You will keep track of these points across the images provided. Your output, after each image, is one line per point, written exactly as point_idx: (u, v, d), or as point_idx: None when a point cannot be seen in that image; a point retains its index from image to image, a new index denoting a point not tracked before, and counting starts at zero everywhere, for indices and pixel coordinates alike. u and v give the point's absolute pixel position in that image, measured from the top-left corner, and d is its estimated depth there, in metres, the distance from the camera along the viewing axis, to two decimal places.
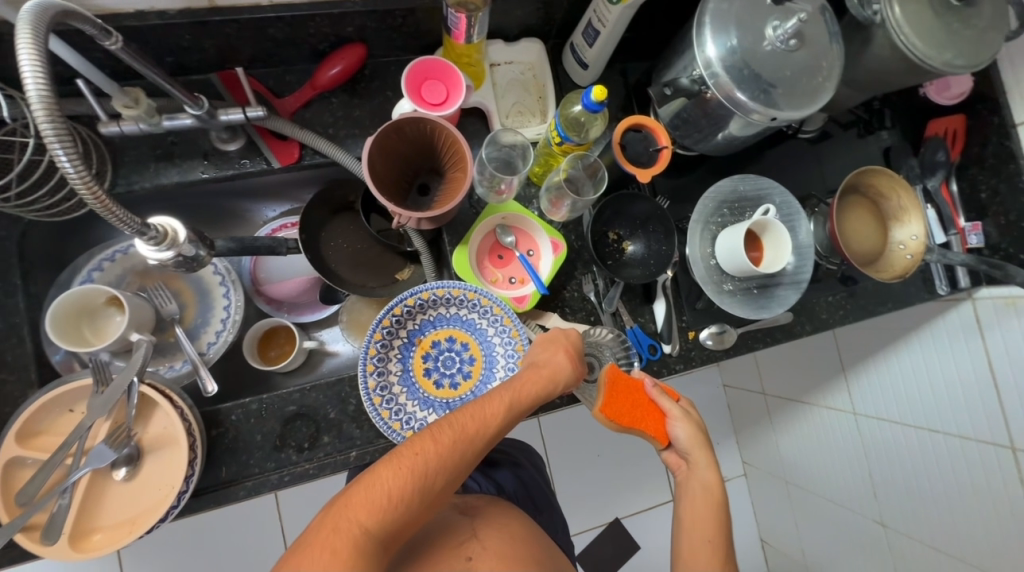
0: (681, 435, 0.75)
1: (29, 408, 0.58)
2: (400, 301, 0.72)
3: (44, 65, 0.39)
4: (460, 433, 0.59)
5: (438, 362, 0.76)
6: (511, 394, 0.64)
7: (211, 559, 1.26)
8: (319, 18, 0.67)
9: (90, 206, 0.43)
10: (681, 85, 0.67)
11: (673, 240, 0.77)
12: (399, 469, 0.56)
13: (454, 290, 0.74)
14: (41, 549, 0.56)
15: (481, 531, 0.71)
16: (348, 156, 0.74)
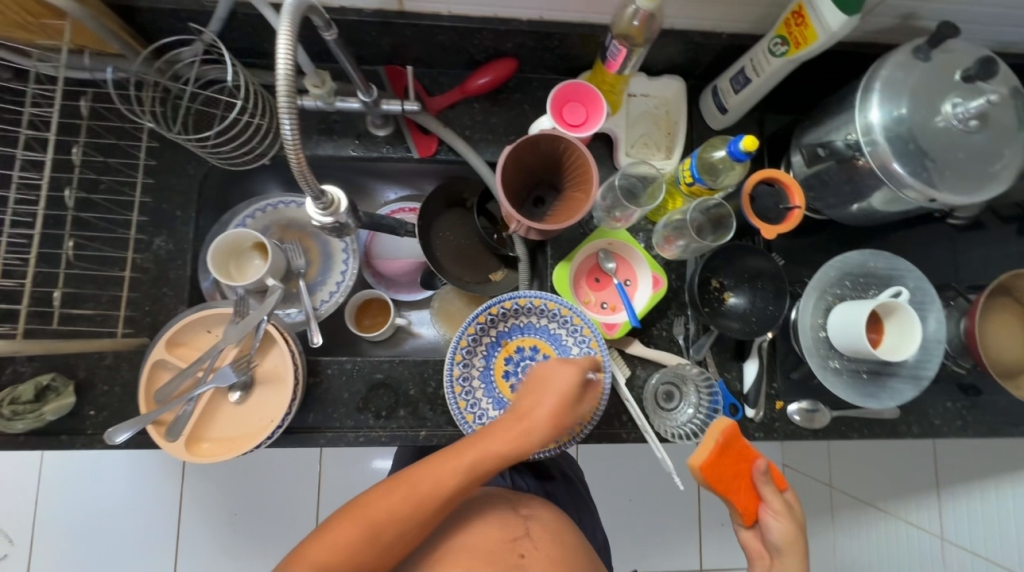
0: (775, 527, 0.68)
1: (181, 321, 0.68)
2: (496, 302, 0.75)
3: (293, 46, 0.46)
4: (460, 463, 0.62)
5: (517, 368, 0.79)
6: (512, 429, 0.65)
7: (261, 491, 1.38)
8: (485, 32, 0.73)
9: (291, 166, 0.49)
10: (837, 147, 0.66)
11: (783, 302, 0.73)
12: (403, 485, 0.61)
13: (548, 303, 0.76)
14: (163, 442, 0.65)
15: (534, 528, 0.74)
16: (478, 158, 0.80)
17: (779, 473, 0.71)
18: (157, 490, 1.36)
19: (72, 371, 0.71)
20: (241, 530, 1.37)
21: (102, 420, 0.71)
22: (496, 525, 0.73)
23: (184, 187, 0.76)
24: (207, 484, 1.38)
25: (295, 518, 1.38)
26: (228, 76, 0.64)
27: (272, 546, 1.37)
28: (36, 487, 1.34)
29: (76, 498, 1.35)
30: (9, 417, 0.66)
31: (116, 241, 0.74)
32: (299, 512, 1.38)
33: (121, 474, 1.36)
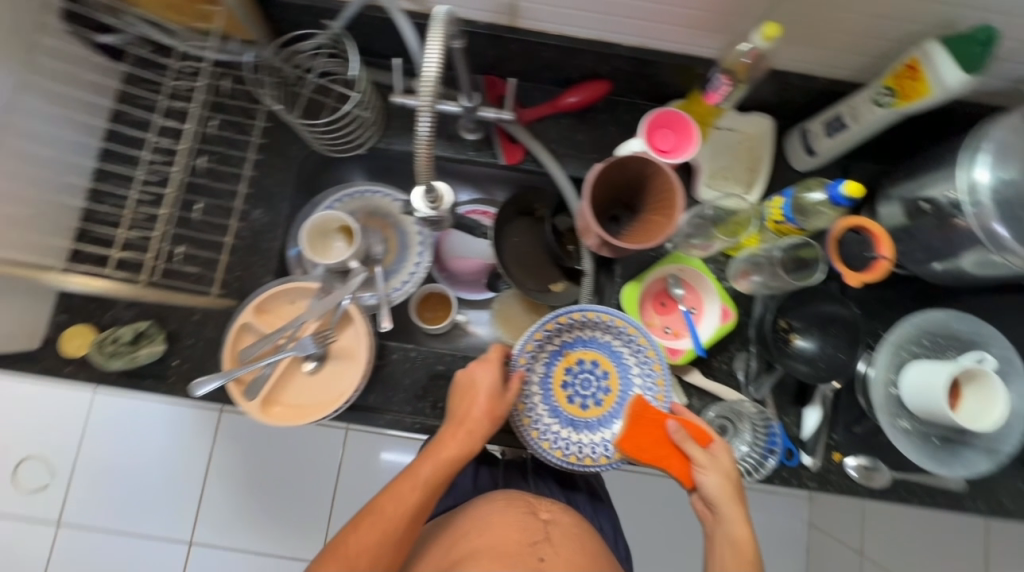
0: (713, 484, 0.66)
1: (272, 289, 0.73)
2: (563, 313, 0.75)
3: (441, 53, 0.49)
4: (451, 455, 0.67)
5: (576, 380, 0.79)
6: (474, 426, 0.68)
7: (289, 461, 1.42)
8: (587, 53, 0.76)
9: (418, 161, 0.54)
10: (941, 204, 0.65)
11: (856, 352, 0.73)
12: (413, 483, 0.66)
13: (616, 320, 0.76)
14: (241, 400, 0.69)
15: (554, 535, 0.74)
16: (560, 171, 0.82)
17: (694, 424, 0.70)
18: (191, 447, 1.41)
19: (163, 321, 0.77)
20: (265, 497, 1.41)
21: (184, 370, 0.76)
22: (516, 526, 0.73)
23: (286, 166, 0.81)
24: (239, 448, 1.42)
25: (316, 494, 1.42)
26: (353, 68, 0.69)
27: (292, 516, 1.41)
28: (80, 427, 1.39)
29: (114, 444, 1.40)
30: (109, 355, 0.72)
31: (218, 208, 0.80)
32: (321, 488, 1.42)
33: (161, 426, 1.41)
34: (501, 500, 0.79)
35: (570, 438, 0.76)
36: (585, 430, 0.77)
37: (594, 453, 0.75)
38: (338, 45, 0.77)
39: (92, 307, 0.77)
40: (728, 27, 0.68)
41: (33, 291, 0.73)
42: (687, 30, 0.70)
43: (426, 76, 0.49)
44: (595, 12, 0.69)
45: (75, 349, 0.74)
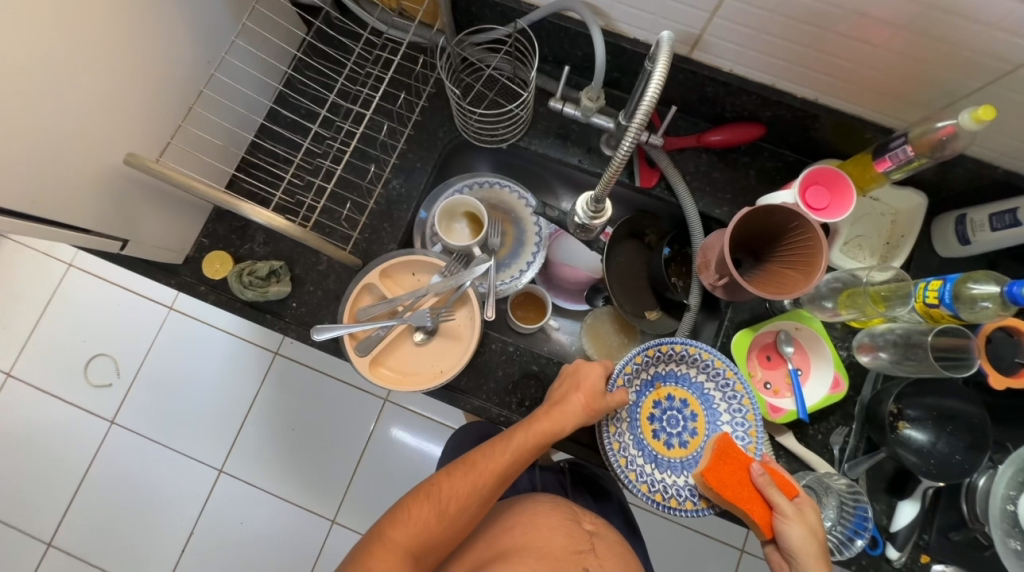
0: (798, 539, 0.64)
1: (401, 258, 0.77)
2: (661, 344, 0.75)
3: (664, 80, 0.48)
4: (548, 432, 0.68)
5: (663, 418, 0.78)
6: (577, 413, 0.69)
7: (327, 420, 1.43)
8: (753, 96, 0.76)
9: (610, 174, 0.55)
10: None
11: (977, 458, 0.68)
12: (509, 448, 0.67)
13: (715, 360, 0.75)
14: (352, 354, 0.72)
15: (599, 548, 0.71)
16: (693, 204, 0.82)
17: (779, 473, 0.68)
18: (241, 384, 1.44)
19: (292, 264, 0.82)
20: (297, 449, 1.42)
21: (299, 313, 0.80)
22: (561, 532, 0.70)
23: (432, 145, 0.86)
24: (284, 395, 1.44)
25: (344, 461, 1.41)
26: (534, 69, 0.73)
27: (318, 475, 1.41)
28: (149, 339, 1.45)
29: (174, 362, 1.44)
30: (245, 285, 0.77)
31: (360, 171, 0.84)
32: (349, 455, 1.42)
33: (219, 355, 1.45)
34: (544, 500, 0.76)
35: (655, 476, 0.75)
36: (670, 470, 0.76)
37: (681, 496, 0.74)
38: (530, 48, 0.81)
39: (232, 237, 0.83)
40: (911, 100, 0.67)
41: (189, 210, 0.79)
42: (867, 94, 0.69)
43: (647, 100, 0.48)
44: (777, 59, 0.69)
45: (214, 272, 0.80)
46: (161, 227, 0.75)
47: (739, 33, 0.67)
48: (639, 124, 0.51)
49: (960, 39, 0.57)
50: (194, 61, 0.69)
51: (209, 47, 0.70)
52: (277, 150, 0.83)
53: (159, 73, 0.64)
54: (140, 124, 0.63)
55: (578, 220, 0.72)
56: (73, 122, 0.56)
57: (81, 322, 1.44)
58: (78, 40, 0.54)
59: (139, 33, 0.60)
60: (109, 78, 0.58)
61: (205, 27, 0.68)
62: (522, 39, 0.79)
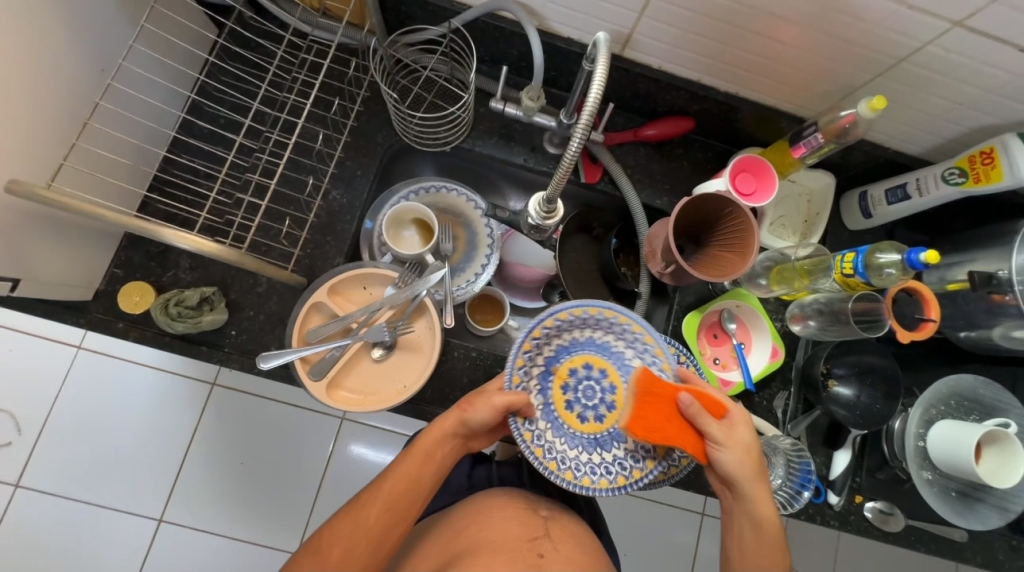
0: (734, 461, 0.63)
1: (350, 271, 0.73)
2: (560, 311, 0.70)
3: (606, 79, 0.50)
4: (430, 450, 0.67)
5: (578, 393, 0.75)
6: (454, 424, 0.67)
7: (280, 450, 1.33)
8: (681, 91, 0.80)
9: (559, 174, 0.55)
10: (999, 277, 0.71)
11: (893, 404, 0.77)
12: (397, 478, 0.66)
13: (622, 318, 0.72)
14: (306, 379, 0.68)
15: (552, 530, 0.72)
16: (636, 197, 0.86)
17: (708, 396, 0.65)
18: (176, 423, 1.30)
19: (226, 289, 0.75)
20: (248, 484, 1.31)
21: (241, 341, 0.74)
22: (517, 524, 0.70)
23: (371, 152, 0.82)
24: (227, 428, 1.32)
25: (303, 491, 1.33)
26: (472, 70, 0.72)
27: (276, 508, 1.32)
28: (54, 386, 1.27)
29: (89, 409, 1.28)
30: (173, 317, 0.69)
31: (295, 183, 0.78)
32: (308, 484, 1.33)
33: (144, 395, 1.30)
34: (501, 495, 0.76)
35: (573, 456, 0.71)
36: (590, 448, 0.72)
37: (602, 474, 0.71)
38: (467, 48, 0.79)
39: (152, 265, 0.75)
40: (817, 91, 0.74)
41: (95, 239, 0.70)
42: (780, 86, 0.75)
43: (591, 99, 0.49)
44: (701, 56, 0.73)
45: (132, 305, 0.72)
46: (62, 261, 0.65)
47: (665, 32, 0.70)
48: (586, 123, 0.52)
49: (853, 36, 0.63)
50: (83, 70, 0.60)
51: (104, 54, 0.62)
52: (196, 164, 0.75)
53: (44, 87, 0.56)
54: (25, 147, 0.55)
55: (530, 221, 0.72)
56: None
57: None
58: None
59: (17, 42, 0.52)
60: None
61: (96, 32, 0.60)
62: (458, 38, 0.77)
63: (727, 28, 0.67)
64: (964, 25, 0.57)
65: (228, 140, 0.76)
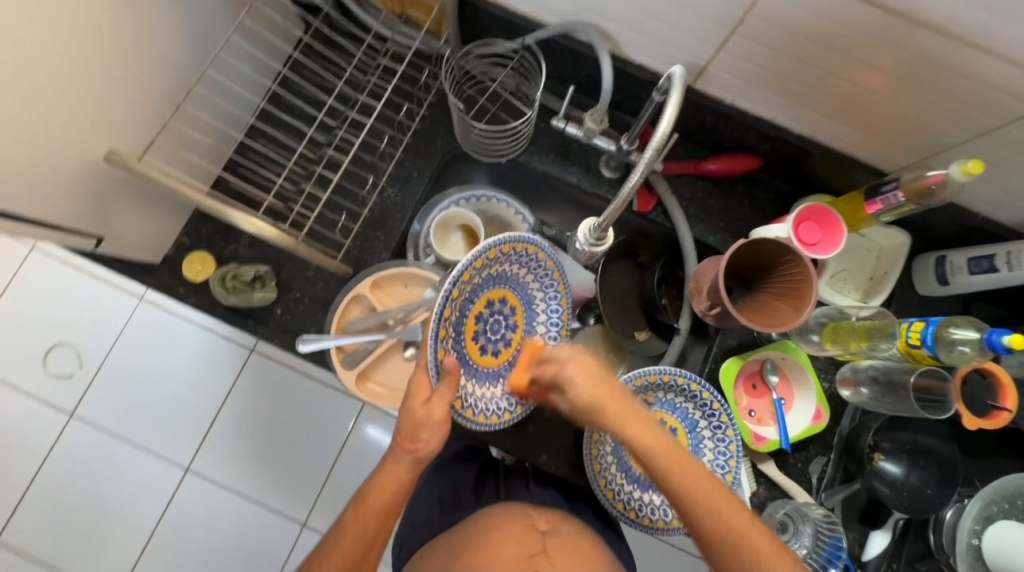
0: (579, 394, 0.55)
1: (393, 269, 0.76)
2: (479, 255, 0.60)
3: (678, 111, 0.50)
4: (395, 495, 0.61)
5: (486, 326, 0.71)
6: (410, 465, 0.61)
7: (313, 426, 1.33)
8: (752, 128, 0.77)
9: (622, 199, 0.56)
10: None
11: (948, 492, 0.70)
12: (349, 537, 0.60)
13: (524, 247, 0.66)
14: (340, 368, 0.72)
15: (553, 550, 0.65)
16: (688, 231, 0.83)
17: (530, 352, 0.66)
18: (212, 383, 1.33)
19: (278, 269, 0.79)
20: (275, 455, 1.31)
21: (284, 321, 0.78)
22: (513, 541, 0.64)
23: (430, 154, 0.84)
24: (259, 395, 1.33)
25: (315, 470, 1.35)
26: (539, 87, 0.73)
27: (295, 482, 1.31)
28: (116, 330, 1.32)
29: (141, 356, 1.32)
30: (228, 289, 0.75)
31: (357, 177, 0.82)
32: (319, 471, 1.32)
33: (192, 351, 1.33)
34: (501, 513, 0.70)
35: (477, 394, 0.72)
36: (489, 382, 0.74)
37: (501, 409, 0.75)
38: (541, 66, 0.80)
39: (216, 238, 0.80)
40: (903, 146, 0.70)
41: (171, 208, 0.75)
42: (861, 136, 0.71)
43: (661, 132, 0.50)
44: (777, 95, 0.71)
45: (194, 272, 0.77)
46: (140, 226, 0.71)
47: (743, 68, 0.68)
48: (652, 156, 0.53)
49: (951, 93, 0.59)
50: (185, 53, 0.66)
51: (203, 41, 0.68)
52: (268, 150, 0.81)
53: (152, 66, 0.61)
54: (130, 119, 0.61)
55: (578, 245, 0.69)
56: (55, 114, 0.53)
57: (35, 305, 1.31)
58: (69, 30, 0.51)
59: (134, 25, 0.57)
60: (101, 70, 0.56)
61: (201, 21, 0.66)
62: (528, 56, 0.78)
63: (811, 71, 0.64)
64: None
65: (299, 130, 0.81)
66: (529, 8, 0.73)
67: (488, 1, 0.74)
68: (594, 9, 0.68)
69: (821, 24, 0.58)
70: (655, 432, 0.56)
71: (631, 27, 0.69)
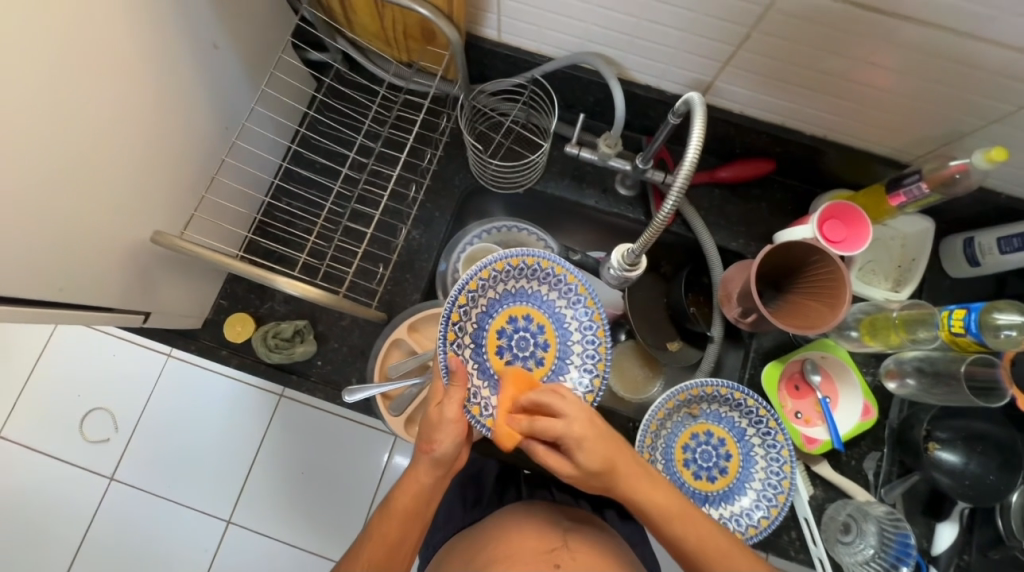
0: (586, 461, 0.55)
1: (428, 311, 0.77)
2: (489, 263, 0.65)
3: (705, 139, 0.51)
4: (417, 499, 0.59)
5: (511, 342, 0.71)
6: (428, 469, 0.60)
7: (349, 463, 1.30)
8: (763, 133, 0.78)
9: (657, 224, 0.58)
10: None
11: (1012, 478, 0.68)
12: (372, 542, 0.58)
13: (541, 261, 0.68)
14: (386, 414, 0.74)
15: (573, 542, 0.67)
16: (710, 239, 0.83)
17: (520, 376, 0.66)
18: (247, 435, 1.31)
19: (315, 321, 0.81)
20: (312, 496, 1.29)
21: (325, 371, 0.79)
22: (534, 535, 0.66)
23: (449, 193, 0.86)
24: (293, 438, 1.31)
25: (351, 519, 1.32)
26: (553, 120, 0.75)
27: (337, 521, 1.29)
28: (147, 390, 1.32)
29: (174, 415, 1.31)
30: (272, 348, 0.76)
31: (388, 227, 0.84)
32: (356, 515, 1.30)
33: (224, 404, 1.32)
34: (522, 510, 0.72)
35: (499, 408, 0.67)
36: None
37: None
38: (548, 97, 0.82)
39: (251, 296, 0.82)
40: (917, 137, 0.70)
41: (208, 275, 0.77)
42: (873, 131, 0.72)
43: (691, 159, 0.51)
44: (786, 101, 0.72)
45: (235, 334, 0.79)
46: (183, 297, 0.73)
47: (750, 80, 0.70)
48: (683, 182, 0.54)
49: (963, 85, 0.60)
50: (212, 130, 0.68)
51: (227, 114, 0.70)
52: (293, 207, 0.83)
53: (183, 148, 0.64)
54: (168, 199, 0.64)
55: (612, 270, 0.71)
56: (107, 208, 0.55)
57: (67, 373, 1.32)
58: (114, 127, 0.53)
59: (167, 111, 0.60)
60: (142, 158, 0.58)
61: (225, 96, 0.69)
62: (537, 90, 0.81)
63: (820, 76, 0.66)
64: None
65: (321, 185, 0.84)
66: (534, 45, 0.75)
67: (492, 43, 0.77)
68: (598, 40, 0.70)
69: (827, 34, 0.59)
70: (661, 488, 0.58)
71: (636, 53, 0.71)
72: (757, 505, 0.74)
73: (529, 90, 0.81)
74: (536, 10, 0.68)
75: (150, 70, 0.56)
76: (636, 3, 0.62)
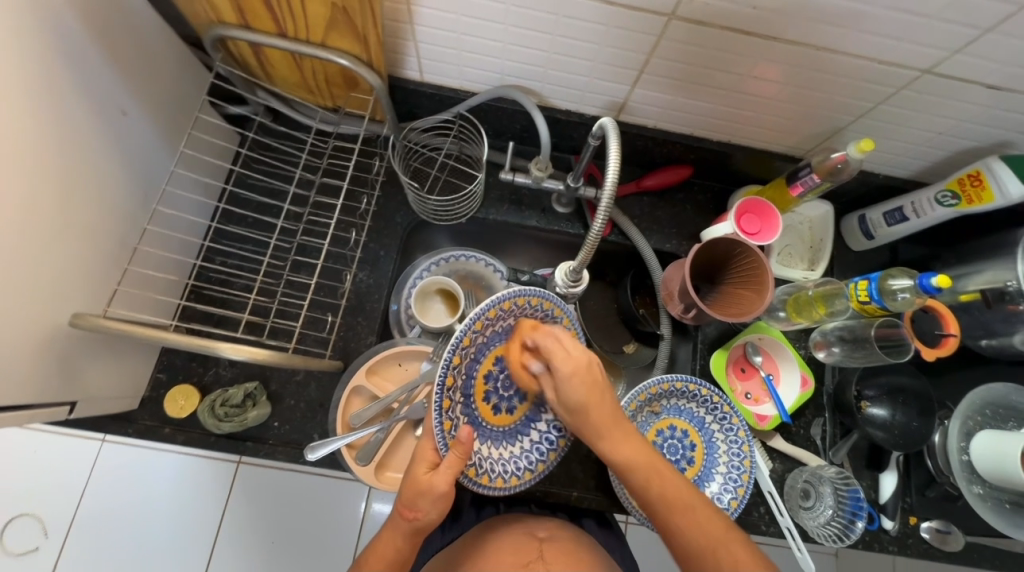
0: (567, 391, 0.57)
1: (384, 353, 0.76)
2: (482, 313, 0.57)
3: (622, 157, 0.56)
4: (389, 564, 0.57)
5: (497, 383, 0.67)
6: (406, 534, 0.57)
7: (321, 521, 1.22)
8: (676, 143, 0.86)
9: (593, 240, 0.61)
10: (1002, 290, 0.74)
11: (930, 421, 0.77)
12: None
13: (533, 302, 0.62)
14: (354, 465, 0.71)
15: (547, 552, 0.68)
16: (647, 244, 0.88)
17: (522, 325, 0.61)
18: (202, 513, 1.19)
19: (266, 381, 0.78)
20: (284, 564, 1.20)
21: (284, 432, 0.76)
22: (509, 549, 0.68)
23: (391, 232, 0.86)
24: (256, 509, 1.20)
25: None
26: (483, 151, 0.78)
27: None
28: (78, 484, 1.18)
29: (115, 507, 1.18)
30: (221, 418, 0.72)
31: (333, 273, 0.83)
32: None
33: (171, 485, 1.19)
34: (500, 528, 0.73)
35: (491, 458, 0.66)
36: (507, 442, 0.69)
37: (517, 471, 0.68)
38: (475, 128, 0.86)
39: (192, 365, 0.77)
40: (804, 134, 0.80)
41: (139, 351, 0.72)
42: (768, 133, 0.81)
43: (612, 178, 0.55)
44: (690, 113, 0.79)
45: (177, 409, 0.74)
46: (112, 379, 0.68)
47: (658, 98, 0.77)
48: (609, 198, 0.58)
49: (831, 89, 0.69)
50: (131, 199, 0.65)
51: (146, 180, 0.68)
52: (229, 265, 0.80)
53: (100, 222, 0.61)
54: (86, 279, 0.60)
55: (557, 287, 0.75)
56: (20, 297, 0.51)
57: None
58: (19, 211, 0.50)
59: (79, 185, 0.57)
60: (53, 240, 0.54)
61: (142, 162, 0.67)
62: (464, 123, 0.84)
63: (715, 91, 0.73)
64: (933, 71, 0.63)
65: (258, 240, 0.82)
66: (456, 82, 0.78)
67: (415, 83, 0.79)
68: (516, 74, 0.75)
69: (712, 56, 0.66)
70: (634, 440, 0.58)
71: (552, 82, 0.76)
72: (725, 488, 0.78)
73: (456, 124, 0.84)
74: (453, 51, 0.71)
75: (54, 147, 0.53)
76: (544, 39, 0.67)
